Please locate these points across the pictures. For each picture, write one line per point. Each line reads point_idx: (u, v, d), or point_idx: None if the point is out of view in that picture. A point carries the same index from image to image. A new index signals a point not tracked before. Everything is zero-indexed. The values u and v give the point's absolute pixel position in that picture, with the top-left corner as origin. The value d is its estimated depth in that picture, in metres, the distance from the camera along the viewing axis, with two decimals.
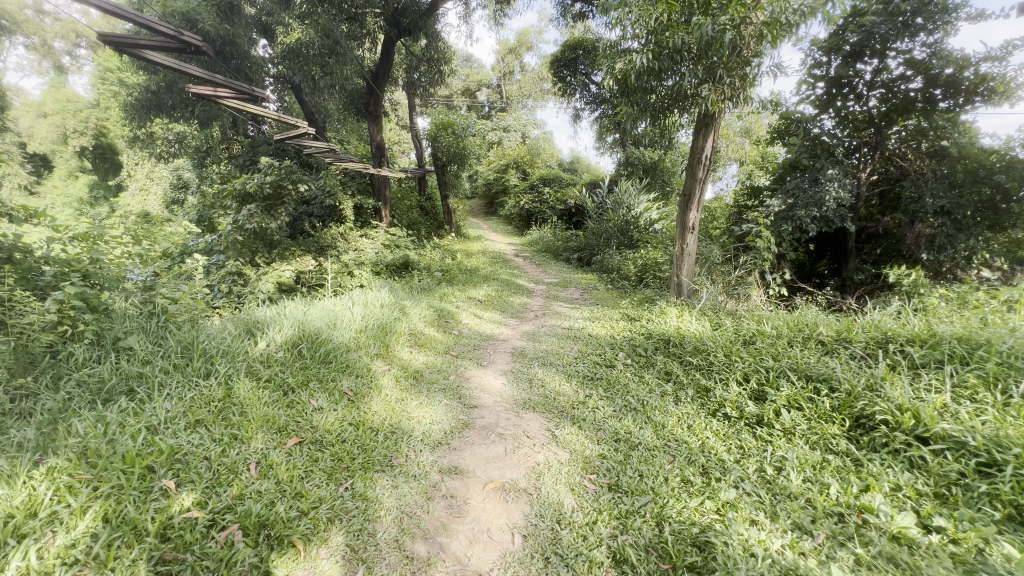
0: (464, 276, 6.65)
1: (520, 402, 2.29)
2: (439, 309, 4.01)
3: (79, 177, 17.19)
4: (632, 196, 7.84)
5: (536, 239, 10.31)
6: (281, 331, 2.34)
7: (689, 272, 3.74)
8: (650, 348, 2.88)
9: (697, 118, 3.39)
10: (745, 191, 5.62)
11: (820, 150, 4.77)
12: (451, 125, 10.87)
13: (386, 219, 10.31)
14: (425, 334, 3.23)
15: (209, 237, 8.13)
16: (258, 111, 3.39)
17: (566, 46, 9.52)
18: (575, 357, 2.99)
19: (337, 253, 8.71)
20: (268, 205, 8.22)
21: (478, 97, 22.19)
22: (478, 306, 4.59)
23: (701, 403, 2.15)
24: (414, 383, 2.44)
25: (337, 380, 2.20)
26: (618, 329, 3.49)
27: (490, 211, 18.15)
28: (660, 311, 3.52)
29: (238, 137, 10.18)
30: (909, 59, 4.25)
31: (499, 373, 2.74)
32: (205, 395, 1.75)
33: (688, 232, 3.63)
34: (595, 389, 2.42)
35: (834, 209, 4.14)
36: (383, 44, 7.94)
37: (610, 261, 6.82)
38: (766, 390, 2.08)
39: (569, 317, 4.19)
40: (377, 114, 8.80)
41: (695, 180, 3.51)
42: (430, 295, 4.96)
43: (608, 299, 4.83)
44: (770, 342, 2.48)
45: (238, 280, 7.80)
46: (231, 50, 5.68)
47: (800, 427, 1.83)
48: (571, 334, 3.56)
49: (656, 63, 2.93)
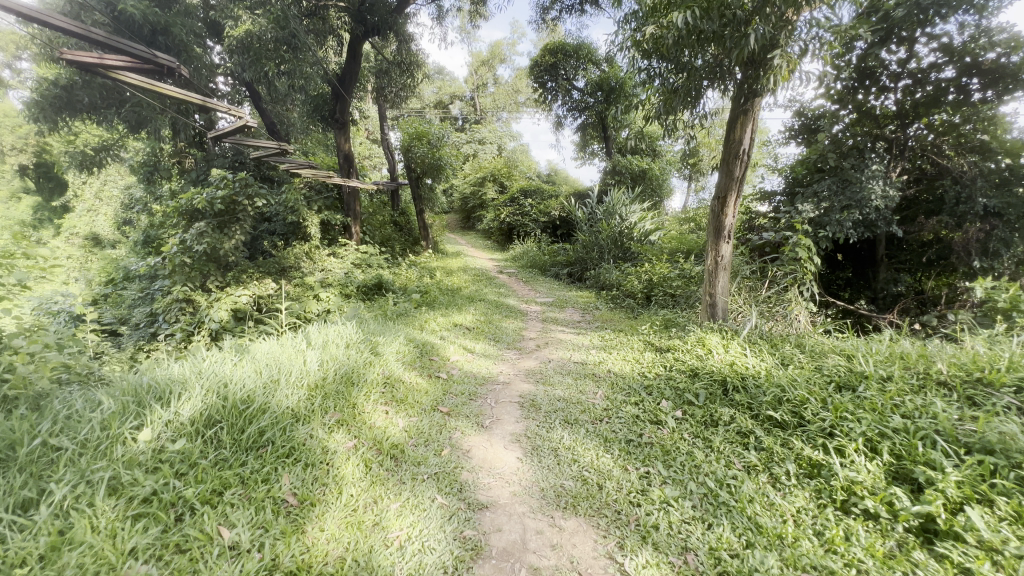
0: (446, 297, 5.93)
1: (551, 495, 1.56)
2: (421, 345, 3.24)
3: (20, 199, 15.72)
4: (625, 205, 7.30)
5: (520, 254, 9.67)
6: (189, 402, 1.56)
7: (724, 291, 3.10)
8: (705, 395, 2.20)
9: (734, 103, 2.81)
10: (756, 197, 5.11)
11: (846, 149, 4.25)
12: (427, 135, 10.21)
13: (357, 236, 9.50)
14: (405, 383, 2.46)
15: (153, 260, 7.16)
16: (162, 85, 2.69)
17: (546, 51, 9.04)
18: (605, 408, 2.28)
19: (301, 275, 7.84)
20: (222, 222, 7.30)
21: (452, 110, 21.67)
22: (467, 335, 3.84)
23: (818, 491, 1.47)
24: (392, 468, 1.68)
25: (271, 482, 1.43)
26: (648, 365, 2.80)
27: (468, 226, 17.47)
28: (697, 340, 2.87)
29: (192, 149, 9.25)
30: (942, 44, 3.82)
31: (509, 439, 2.00)
32: (8, 555, 0.96)
33: (723, 240, 3.01)
34: (652, 466, 1.71)
35: (878, 212, 3.59)
36: (350, 43, 7.28)
37: (607, 277, 6.21)
38: (914, 469, 1.42)
39: (578, 346, 3.50)
40: (345, 121, 8.08)
41: (730, 178, 2.91)
42: (410, 322, 4.21)
43: (617, 323, 4.19)
44: (880, 388, 1.83)
45: (186, 308, 6.86)
46: (165, 40, 4.82)
47: (1012, 542, 1.16)
48: (588, 372, 2.85)
49: (701, 25, 2.28)
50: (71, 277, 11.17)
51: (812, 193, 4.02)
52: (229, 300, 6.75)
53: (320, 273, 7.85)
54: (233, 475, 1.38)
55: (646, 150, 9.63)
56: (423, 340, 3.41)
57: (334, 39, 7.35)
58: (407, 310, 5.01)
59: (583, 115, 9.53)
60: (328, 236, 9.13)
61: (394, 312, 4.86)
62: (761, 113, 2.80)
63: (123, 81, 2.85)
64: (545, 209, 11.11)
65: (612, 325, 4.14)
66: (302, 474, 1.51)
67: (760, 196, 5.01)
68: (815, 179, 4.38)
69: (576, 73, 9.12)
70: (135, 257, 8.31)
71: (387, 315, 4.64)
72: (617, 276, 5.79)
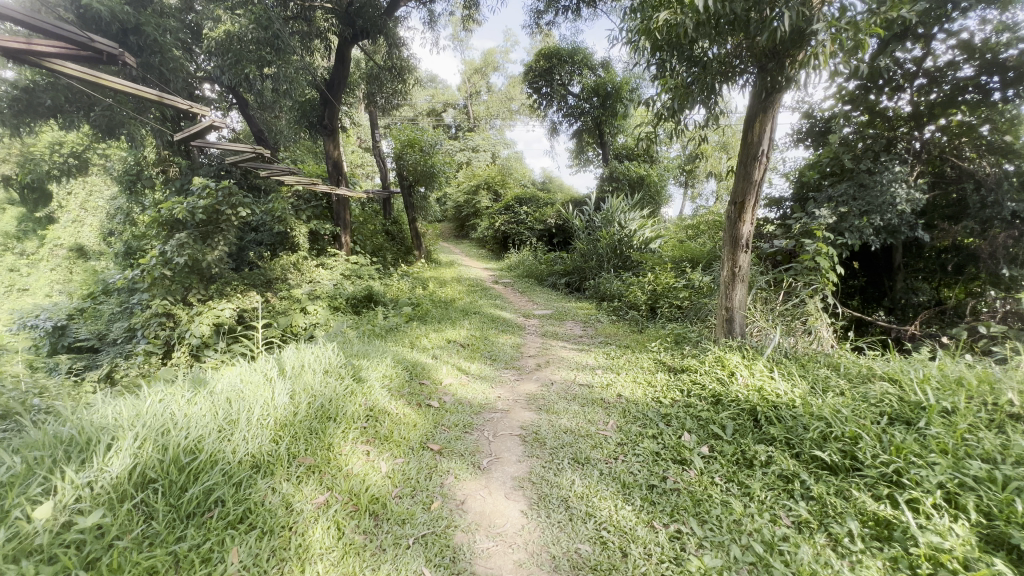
0: (439, 309, 5.65)
1: (564, 567, 1.28)
2: (411, 366, 2.96)
3: (5, 210, 15.27)
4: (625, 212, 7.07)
5: (515, 263, 9.42)
6: (117, 457, 1.26)
7: (741, 305, 2.84)
8: (733, 428, 1.93)
9: (753, 100, 2.58)
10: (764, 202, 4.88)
11: (861, 151, 4.04)
12: (419, 142, 9.97)
13: (347, 246, 9.20)
14: (391, 415, 2.17)
15: (132, 273, 6.83)
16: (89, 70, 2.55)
17: (541, 56, 8.85)
18: (620, 442, 2.00)
19: (289, 286, 7.54)
20: (205, 232, 6.99)
21: (445, 117, 21.51)
22: (461, 353, 3.56)
23: (894, 560, 1.20)
24: (371, 532, 1.38)
25: (212, 562, 1.13)
26: (663, 388, 2.53)
27: (461, 235, 17.22)
28: (715, 359, 2.61)
29: (177, 158, 8.95)
30: (961, 41, 3.62)
31: (511, 485, 1.71)
32: None
33: (741, 249, 2.75)
34: (683, 523, 1.43)
35: (900, 217, 3.36)
36: (339, 47, 7.08)
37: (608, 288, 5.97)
38: (1015, 534, 1.15)
39: (582, 364, 3.23)
40: (333, 128, 7.83)
41: (748, 181, 2.66)
42: (402, 337, 3.94)
43: (622, 338, 3.93)
44: (945, 423, 1.56)
45: (166, 323, 6.54)
46: (136, 39, 4.58)
47: None
48: (595, 397, 2.58)
49: (722, 9, 2.03)
50: (52, 291, 10.78)
51: (827, 198, 3.81)
52: (210, 314, 6.50)
53: (307, 285, 7.54)
54: (163, 556, 1.09)
55: (644, 156, 9.45)
56: (415, 360, 3.13)
57: (322, 43, 7.11)
58: (398, 325, 4.74)
59: (578, 121, 9.34)
60: (317, 246, 8.83)
61: (385, 327, 4.58)
62: (782, 110, 2.56)
63: (63, 72, 2.88)
64: (541, 217, 10.88)
65: (617, 340, 3.88)
66: (255, 547, 1.21)
67: (768, 201, 4.80)
68: (827, 184, 4.16)
69: (572, 78, 8.93)
70: (115, 269, 7.97)
71: (377, 331, 4.37)
72: (619, 286, 5.55)
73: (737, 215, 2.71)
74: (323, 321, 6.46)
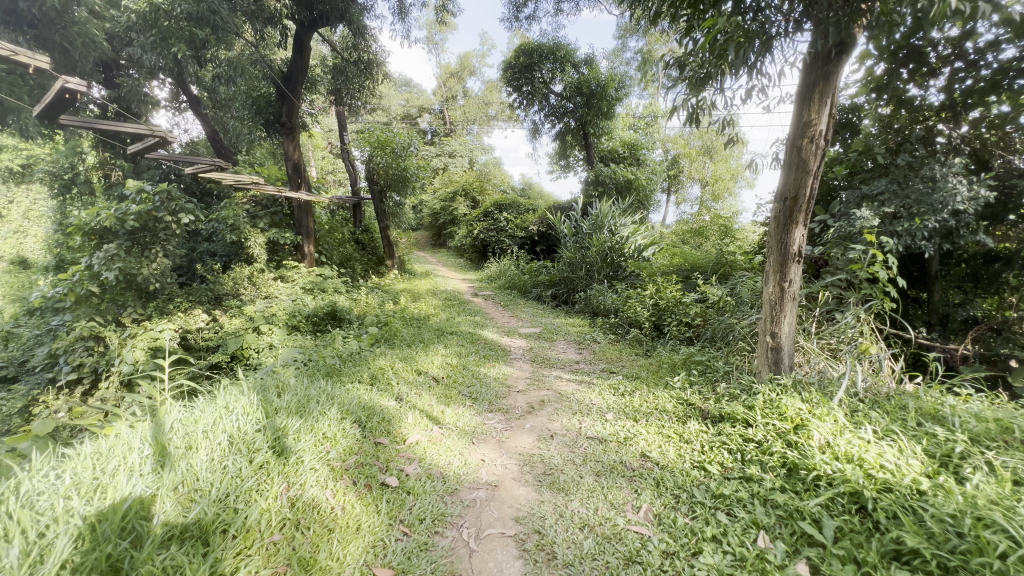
0: (411, 329, 4.95)
1: None
2: (365, 420, 2.24)
3: None
4: (618, 217, 6.50)
5: (496, 274, 8.77)
6: None
7: (790, 332, 2.22)
8: (834, 529, 1.30)
9: (811, 67, 1.99)
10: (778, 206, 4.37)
11: (894, 144, 3.52)
12: (390, 143, 9.26)
13: (310, 257, 8.38)
14: (322, 516, 1.46)
15: (54, 290, 5.91)
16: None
17: (521, 52, 8.28)
18: (665, 552, 1.34)
19: (241, 302, 6.69)
20: (140, 243, 6.13)
21: (420, 123, 20.80)
22: (435, 391, 2.86)
23: None
24: None
25: None
26: (704, 447, 1.88)
27: (439, 244, 16.46)
28: (768, 403, 1.99)
29: (120, 161, 8.03)
30: (1008, 16, 3.15)
31: None
32: None
33: (792, 262, 2.13)
34: None
35: (958, 218, 2.83)
36: (297, 34, 6.48)
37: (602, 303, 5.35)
38: None
39: (586, 406, 2.56)
40: (293, 126, 7.12)
41: (804, 173, 2.05)
42: (362, 369, 3.22)
43: (628, 366, 3.29)
44: None
45: (93, 348, 5.64)
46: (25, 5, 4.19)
47: None
48: (612, 460, 1.91)
49: None
50: None
51: (861, 197, 3.28)
52: (146, 337, 5.67)
53: (262, 301, 6.70)
54: None
55: (630, 159, 8.95)
56: (372, 408, 2.42)
57: (276, 30, 6.37)
58: (361, 350, 4.02)
59: (560, 122, 8.80)
60: (276, 257, 7.99)
61: (347, 353, 3.87)
62: (842, 80, 1.98)
63: None
64: (522, 224, 10.26)
65: (624, 369, 3.23)
66: None
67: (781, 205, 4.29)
68: (854, 182, 3.64)
69: (554, 76, 8.38)
70: (42, 285, 7.01)
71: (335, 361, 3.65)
72: (615, 299, 4.93)
73: (788, 217, 2.10)
74: (277, 342, 5.67)
